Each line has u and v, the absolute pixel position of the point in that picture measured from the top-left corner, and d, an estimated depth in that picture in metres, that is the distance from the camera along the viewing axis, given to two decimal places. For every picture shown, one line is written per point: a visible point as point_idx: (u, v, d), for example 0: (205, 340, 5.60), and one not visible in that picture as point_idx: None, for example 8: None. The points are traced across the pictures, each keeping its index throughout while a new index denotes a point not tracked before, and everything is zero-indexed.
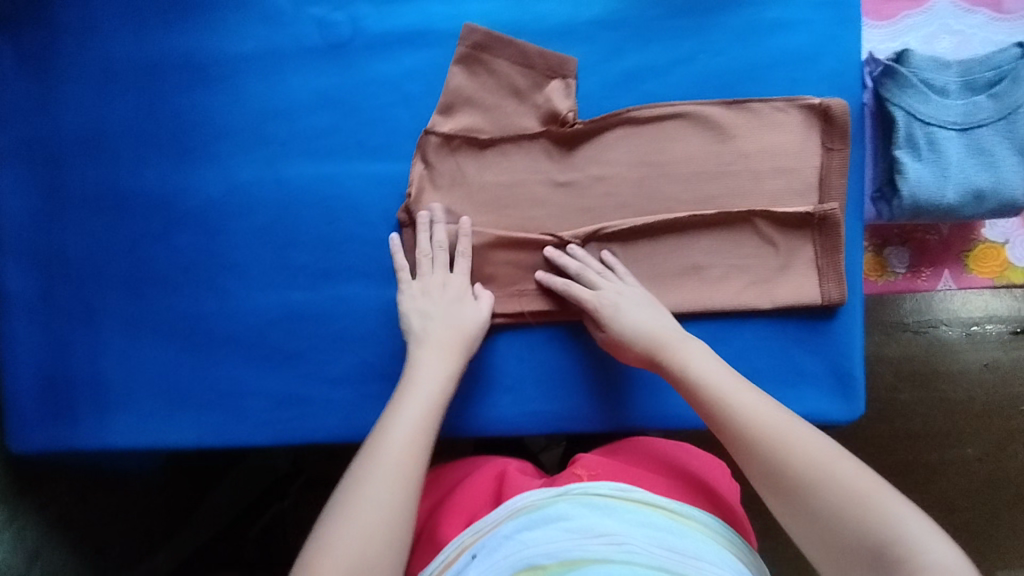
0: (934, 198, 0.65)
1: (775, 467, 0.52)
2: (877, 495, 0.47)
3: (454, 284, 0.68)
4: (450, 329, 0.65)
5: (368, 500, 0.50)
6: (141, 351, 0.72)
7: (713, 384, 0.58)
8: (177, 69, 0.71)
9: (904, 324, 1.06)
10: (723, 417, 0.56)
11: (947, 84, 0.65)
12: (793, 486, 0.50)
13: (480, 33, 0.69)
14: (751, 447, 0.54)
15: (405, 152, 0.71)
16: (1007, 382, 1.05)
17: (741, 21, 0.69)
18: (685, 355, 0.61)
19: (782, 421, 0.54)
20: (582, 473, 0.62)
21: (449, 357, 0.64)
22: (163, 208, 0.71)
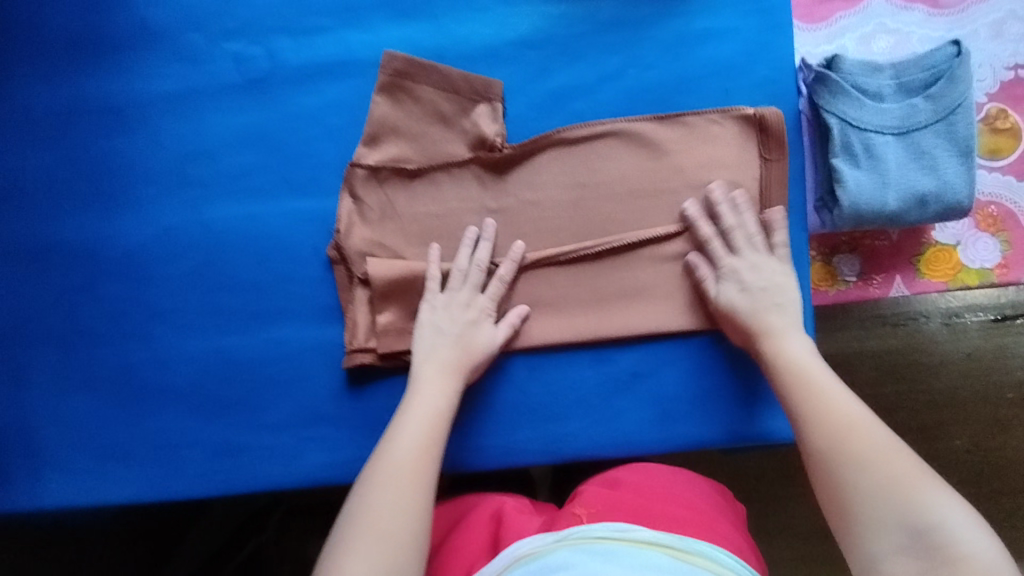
0: (875, 206, 0.63)
1: (832, 443, 0.55)
2: (925, 485, 0.50)
3: (475, 306, 0.66)
4: (455, 349, 0.65)
5: (380, 518, 0.54)
6: (74, 408, 0.70)
7: (805, 362, 0.60)
8: (92, 114, 0.69)
9: (883, 317, 1.03)
10: (802, 397, 0.59)
11: (881, 87, 0.63)
12: (843, 461, 0.54)
13: (400, 60, 0.67)
14: (817, 424, 0.56)
15: (331, 187, 0.68)
16: (990, 372, 1.03)
17: (668, 34, 0.67)
18: (778, 337, 0.62)
19: (849, 407, 0.57)
20: (582, 515, 0.61)
21: (449, 375, 0.64)
22: (87, 258, 0.69)
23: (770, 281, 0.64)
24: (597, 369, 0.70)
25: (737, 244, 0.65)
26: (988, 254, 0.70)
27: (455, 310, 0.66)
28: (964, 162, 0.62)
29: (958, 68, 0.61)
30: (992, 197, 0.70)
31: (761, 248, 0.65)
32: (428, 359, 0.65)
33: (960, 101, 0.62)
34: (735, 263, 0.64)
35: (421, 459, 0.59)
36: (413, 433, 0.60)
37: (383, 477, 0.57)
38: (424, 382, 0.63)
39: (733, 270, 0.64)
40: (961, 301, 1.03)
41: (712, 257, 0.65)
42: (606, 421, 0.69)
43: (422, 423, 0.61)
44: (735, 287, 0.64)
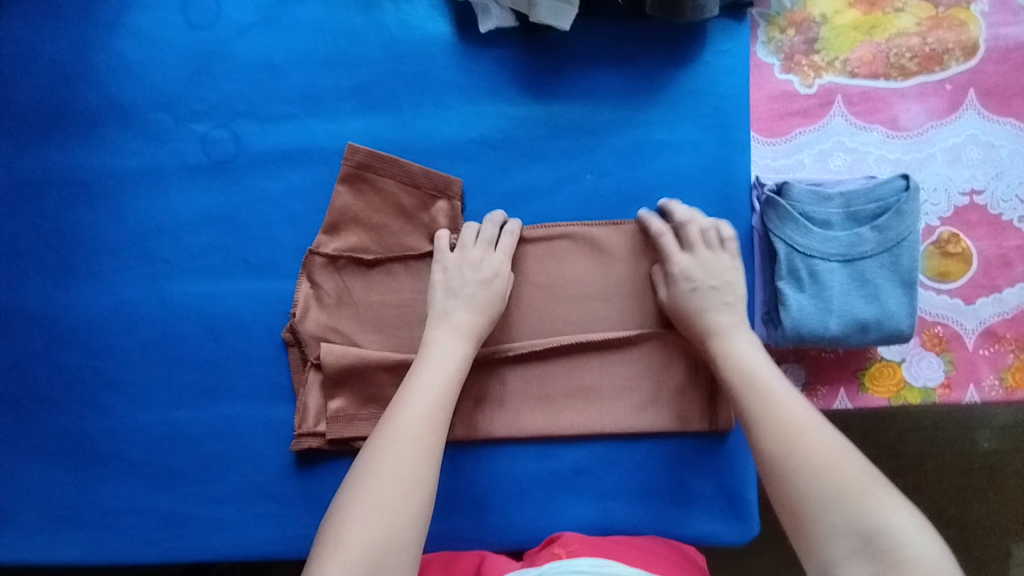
0: (816, 330, 0.64)
1: (782, 446, 0.53)
2: (874, 488, 0.49)
3: (488, 263, 0.66)
4: (474, 313, 0.64)
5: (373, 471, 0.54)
6: (26, 470, 0.71)
7: (751, 364, 0.60)
8: (60, 185, 0.70)
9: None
10: (750, 399, 0.58)
11: (829, 216, 0.64)
12: (791, 462, 0.52)
13: (363, 152, 0.68)
14: (766, 428, 0.55)
15: (291, 270, 0.70)
16: (958, 442, 1.06)
17: (626, 142, 0.68)
18: (727, 338, 0.62)
19: (797, 408, 0.56)
20: (561, 553, 0.63)
21: (461, 340, 0.63)
22: (48, 324, 0.71)
23: (721, 277, 0.64)
24: (541, 464, 0.70)
25: (691, 238, 0.65)
26: (931, 372, 0.71)
27: (465, 270, 0.65)
28: (906, 294, 0.64)
29: (906, 203, 0.63)
30: (938, 318, 0.71)
31: (713, 242, 0.65)
32: (440, 322, 0.64)
33: (905, 235, 0.63)
34: (686, 260, 0.64)
35: (426, 421, 0.58)
36: (419, 401, 0.59)
37: (390, 440, 0.56)
38: (435, 345, 0.63)
39: (687, 272, 0.64)
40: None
41: (665, 252, 0.65)
42: (548, 515, 0.70)
43: (430, 392, 0.60)
44: (687, 284, 0.64)
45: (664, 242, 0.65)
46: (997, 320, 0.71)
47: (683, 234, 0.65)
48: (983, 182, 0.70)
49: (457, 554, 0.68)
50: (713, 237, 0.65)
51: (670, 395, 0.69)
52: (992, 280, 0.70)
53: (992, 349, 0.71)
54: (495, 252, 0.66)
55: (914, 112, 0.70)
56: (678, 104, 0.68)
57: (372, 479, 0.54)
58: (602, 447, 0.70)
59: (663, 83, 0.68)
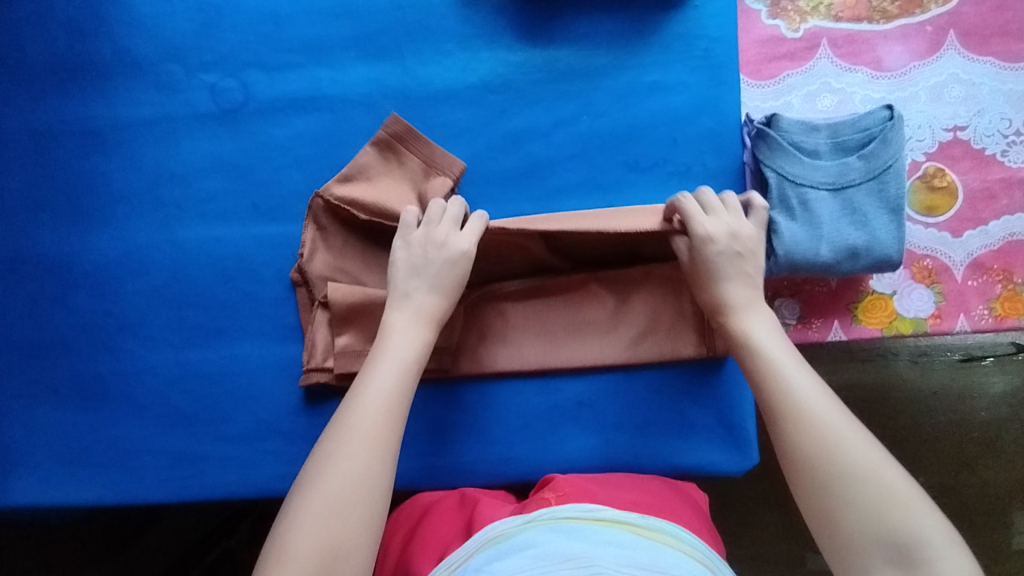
0: (808, 257, 0.66)
1: (818, 448, 0.51)
2: (918, 503, 0.47)
3: (453, 244, 0.64)
4: (435, 296, 0.62)
5: (331, 472, 0.52)
6: (41, 413, 0.73)
7: (775, 354, 0.57)
8: (75, 135, 0.73)
9: (853, 352, 1.13)
10: (778, 391, 0.54)
11: (817, 146, 0.67)
12: (827, 466, 0.50)
13: (401, 125, 0.70)
14: (796, 424, 0.52)
15: (298, 213, 0.72)
16: (955, 410, 1.13)
17: (620, 84, 0.71)
18: (748, 323, 0.59)
19: (829, 408, 0.53)
20: (551, 497, 0.61)
21: (424, 327, 0.61)
22: (63, 270, 0.73)
23: (747, 244, 0.62)
24: (546, 399, 0.72)
25: (712, 204, 0.64)
26: (922, 304, 0.73)
27: (429, 249, 0.63)
28: (894, 220, 0.66)
29: (890, 131, 0.65)
30: (928, 251, 0.73)
31: (734, 209, 0.63)
32: (401, 303, 0.62)
33: (891, 162, 0.66)
34: (710, 222, 0.62)
35: (382, 414, 0.55)
36: (377, 393, 0.56)
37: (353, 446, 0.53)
38: (392, 331, 0.61)
39: (712, 233, 0.61)
40: (928, 340, 1.13)
41: (690, 213, 0.63)
42: (552, 448, 0.72)
43: (384, 380, 0.57)
44: (718, 247, 0.61)
45: (685, 208, 0.63)
46: (984, 252, 0.73)
47: (701, 200, 0.64)
48: (965, 119, 0.73)
49: (458, 497, 0.67)
50: (732, 204, 0.64)
51: (669, 325, 0.71)
52: (978, 213, 0.73)
53: (980, 279, 0.73)
54: (462, 232, 0.65)
55: (896, 53, 0.73)
56: (669, 47, 0.71)
57: (326, 485, 0.51)
58: (607, 381, 0.72)
59: (654, 27, 0.71)
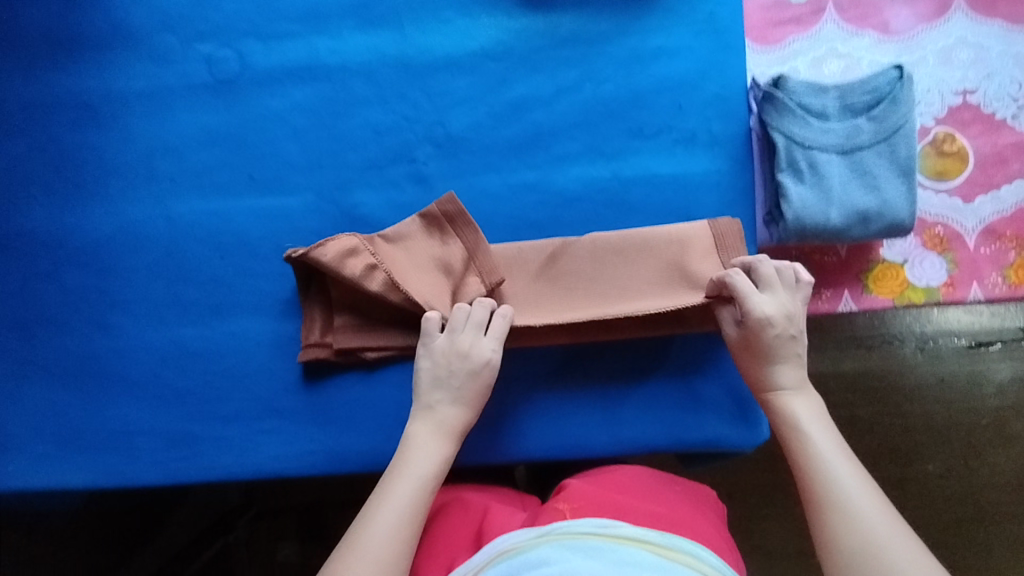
0: (819, 221, 0.64)
1: (862, 551, 0.48)
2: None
3: (477, 354, 0.63)
4: (461, 408, 0.63)
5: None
6: (33, 393, 0.71)
7: (820, 444, 0.55)
8: (69, 108, 0.72)
9: (859, 340, 1.11)
10: (820, 480, 0.53)
11: (825, 107, 0.66)
12: (873, 566, 0.47)
13: (456, 207, 0.65)
14: (841, 517, 0.50)
15: (295, 185, 0.71)
16: (964, 396, 1.11)
17: (623, 50, 0.70)
18: (792, 408, 0.59)
19: (876, 507, 0.50)
20: (564, 510, 0.58)
21: (447, 440, 0.61)
22: (56, 246, 0.71)
23: (797, 323, 0.61)
24: (554, 389, 0.69)
25: (765, 279, 0.62)
26: (934, 272, 0.71)
27: (451, 360, 0.63)
28: (905, 183, 0.65)
29: (900, 91, 0.65)
30: (939, 218, 0.72)
31: (785, 286, 0.62)
32: (424, 415, 0.62)
33: (901, 123, 0.64)
34: (765, 303, 0.61)
35: (408, 519, 0.55)
36: (403, 496, 0.56)
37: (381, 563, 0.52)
38: (414, 445, 0.60)
39: (770, 315, 0.60)
40: (934, 326, 1.12)
41: (743, 293, 0.61)
42: (558, 425, 0.68)
43: (408, 487, 0.57)
44: (774, 328, 0.60)
45: (737, 283, 0.61)
46: (997, 219, 0.71)
47: (757, 272, 0.62)
48: (975, 82, 0.72)
49: (465, 502, 0.65)
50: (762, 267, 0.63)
51: None
52: (989, 178, 0.71)
53: (993, 247, 0.71)
54: (486, 338, 0.64)
55: (904, 16, 0.73)
56: (673, 11, 0.70)
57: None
58: (615, 362, 0.69)
59: None
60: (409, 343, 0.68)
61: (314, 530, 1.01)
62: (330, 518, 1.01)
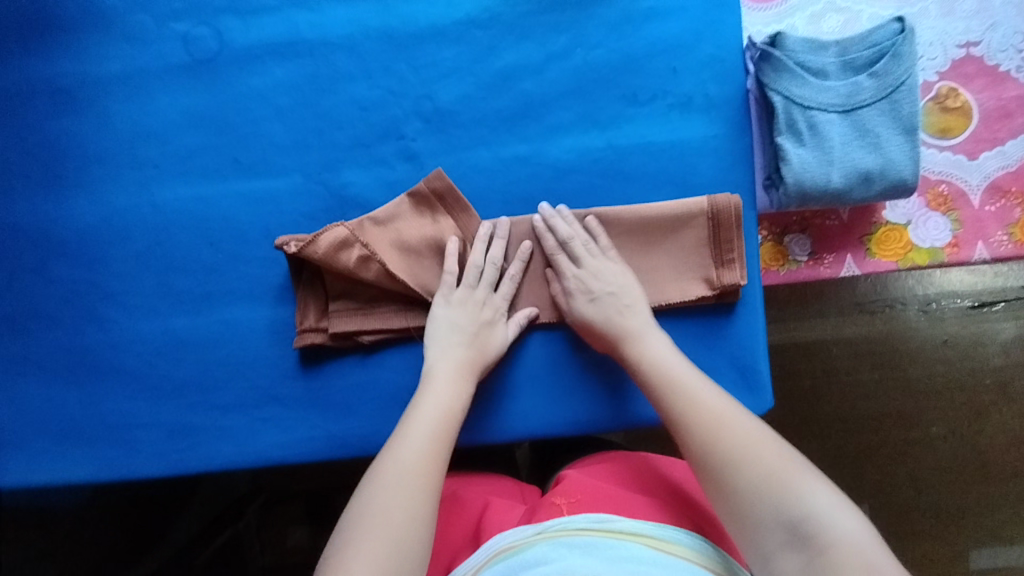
0: (820, 183, 0.62)
1: (708, 447, 0.51)
2: (795, 467, 0.47)
3: (492, 306, 0.65)
4: (471, 349, 0.63)
5: (386, 505, 0.50)
6: (27, 389, 0.70)
7: (669, 367, 0.58)
8: (43, 96, 0.69)
9: (861, 305, 1.10)
10: (671, 402, 0.56)
11: (825, 65, 0.64)
12: (718, 460, 0.50)
13: (444, 181, 0.66)
14: (690, 427, 0.53)
15: (282, 167, 0.69)
16: (966, 357, 1.10)
17: (613, 13, 0.68)
18: (639, 339, 0.61)
19: (718, 403, 0.54)
20: (562, 504, 0.57)
21: (461, 377, 0.61)
22: (41, 239, 0.70)
23: (619, 283, 0.64)
24: (546, 347, 0.68)
25: (577, 254, 0.65)
26: (938, 233, 0.69)
27: (472, 309, 0.64)
28: (908, 141, 0.62)
29: (902, 45, 0.62)
30: (942, 176, 0.70)
31: (596, 251, 0.65)
32: (438, 354, 0.63)
33: (903, 79, 0.62)
34: (580, 274, 0.64)
35: (436, 441, 0.56)
36: (433, 422, 0.57)
37: (417, 478, 0.52)
38: (432, 381, 0.61)
39: (583, 286, 0.64)
40: (937, 288, 1.10)
41: (559, 271, 0.66)
42: (557, 400, 0.67)
43: (432, 416, 0.58)
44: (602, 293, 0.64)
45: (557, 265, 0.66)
46: (1002, 174, 0.69)
47: (569, 249, 0.65)
48: (978, 34, 0.70)
49: (462, 497, 0.65)
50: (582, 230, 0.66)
51: (672, 265, 0.66)
52: (994, 133, 0.70)
53: (998, 204, 0.69)
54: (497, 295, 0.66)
55: None
56: None
57: (383, 511, 0.49)
58: None
59: None
60: (407, 326, 0.67)
61: (323, 514, 1.02)
62: (337, 503, 1.02)
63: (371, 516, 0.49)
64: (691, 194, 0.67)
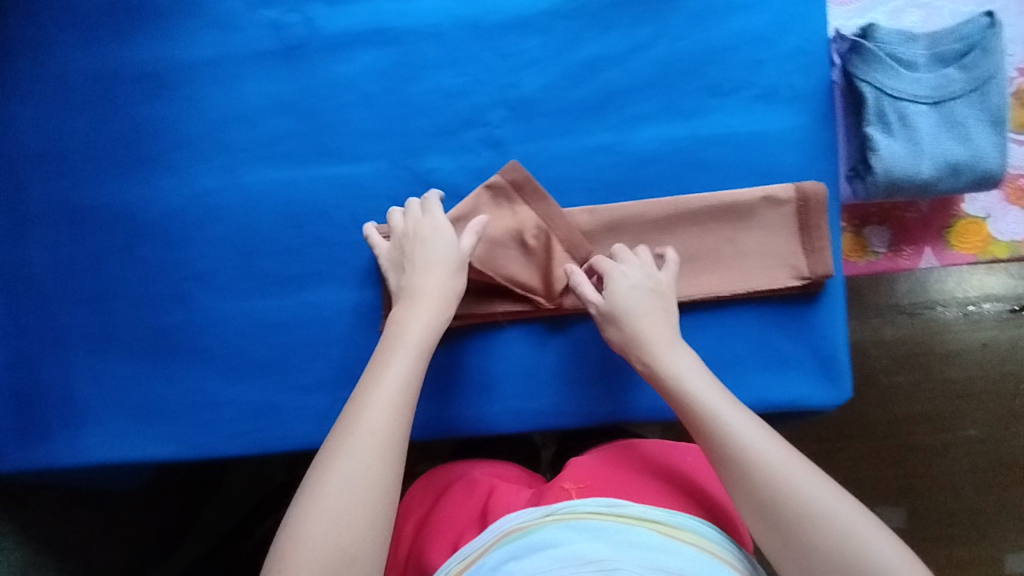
0: (908, 173, 0.63)
1: (769, 493, 0.49)
2: (865, 527, 0.46)
3: (425, 229, 0.64)
4: (428, 275, 0.61)
5: (341, 474, 0.48)
6: (110, 367, 0.71)
7: (700, 395, 0.56)
8: (133, 79, 0.70)
9: (900, 306, 1.10)
10: (716, 437, 0.53)
11: (914, 57, 0.64)
12: (788, 511, 0.48)
13: (520, 173, 0.67)
14: (745, 468, 0.51)
15: (368, 153, 0.70)
16: (1005, 362, 1.09)
17: (698, 5, 0.68)
18: (675, 365, 0.58)
19: (769, 445, 0.52)
20: (571, 490, 0.58)
21: (416, 312, 0.60)
22: (127, 219, 0.71)
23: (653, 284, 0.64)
24: None
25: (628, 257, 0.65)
26: (1017, 227, 0.70)
27: (405, 239, 0.64)
28: (995, 133, 0.63)
29: (991, 40, 0.63)
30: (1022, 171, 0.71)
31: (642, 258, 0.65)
32: (399, 300, 0.62)
33: (992, 73, 0.63)
34: (621, 272, 0.63)
35: (402, 396, 0.53)
36: (399, 379, 0.54)
37: (383, 440, 0.50)
38: (397, 325, 0.59)
39: (622, 277, 0.63)
40: (978, 290, 1.10)
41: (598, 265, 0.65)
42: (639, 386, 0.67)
43: (401, 370, 0.55)
44: (624, 290, 0.62)
45: (618, 253, 0.65)
46: None
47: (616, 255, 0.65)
48: None
49: (472, 483, 0.67)
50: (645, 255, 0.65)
51: (758, 254, 0.67)
52: None
53: None
54: (430, 217, 0.65)
55: None
56: None
57: (348, 473, 0.48)
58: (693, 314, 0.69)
59: None
60: (493, 310, 0.67)
61: None
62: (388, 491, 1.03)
63: (337, 475, 0.48)
64: (774, 183, 0.67)
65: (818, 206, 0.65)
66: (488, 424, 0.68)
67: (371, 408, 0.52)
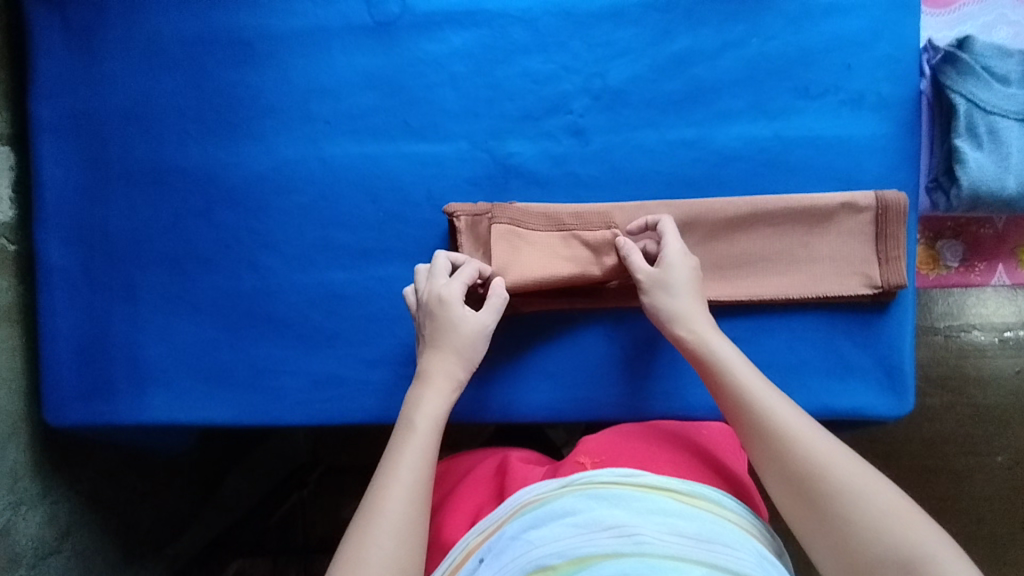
0: (994, 188, 0.63)
1: (807, 473, 0.50)
2: (902, 506, 0.46)
3: (444, 298, 0.61)
4: (445, 356, 0.60)
5: (369, 558, 0.47)
6: (179, 328, 0.71)
7: (739, 379, 0.56)
8: (224, 44, 0.71)
9: (936, 328, 1.09)
10: (754, 421, 0.53)
11: (1009, 72, 0.65)
12: (824, 488, 0.48)
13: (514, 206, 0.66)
14: (782, 449, 0.51)
15: (449, 133, 0.70)
16: None
17: (793, 6, 0.68)
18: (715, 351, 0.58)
19: (808, 430, 0.52)
20: (586, 462, 0.58)
21: (434, 395, 0.58)
22: (207, 183, 0.71)
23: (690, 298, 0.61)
24: None
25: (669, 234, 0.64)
26: None
27: (428, 307, 0.61)
28: None
29: None
30: None
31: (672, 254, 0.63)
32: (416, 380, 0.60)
33: None
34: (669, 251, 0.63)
35: (425, 479, 0.53)
36: (415, 461, 0.53)
37: (406, 533, 0.49)
38: (415, 406, 0.57)
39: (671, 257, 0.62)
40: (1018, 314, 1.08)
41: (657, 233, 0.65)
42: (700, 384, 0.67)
43: (419, 452, 0.54)
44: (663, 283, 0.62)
45: (665, 226, 0.64)
46: None
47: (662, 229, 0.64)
48: None
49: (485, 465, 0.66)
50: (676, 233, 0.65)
51: (833, 259, 0.67)
52: None
53: None
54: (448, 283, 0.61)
55: None
56: None
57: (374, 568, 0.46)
58: (763, 316, 0.68)
59: None
60: (563, 300, 0.68)
61: None
62: None
63: (366, 562, 0.47)
64: (856, 189, 0.67)
65: (898, 215, 0.65)
66: (546, 411, 0.68)
67: (390, 504, 0.50)
